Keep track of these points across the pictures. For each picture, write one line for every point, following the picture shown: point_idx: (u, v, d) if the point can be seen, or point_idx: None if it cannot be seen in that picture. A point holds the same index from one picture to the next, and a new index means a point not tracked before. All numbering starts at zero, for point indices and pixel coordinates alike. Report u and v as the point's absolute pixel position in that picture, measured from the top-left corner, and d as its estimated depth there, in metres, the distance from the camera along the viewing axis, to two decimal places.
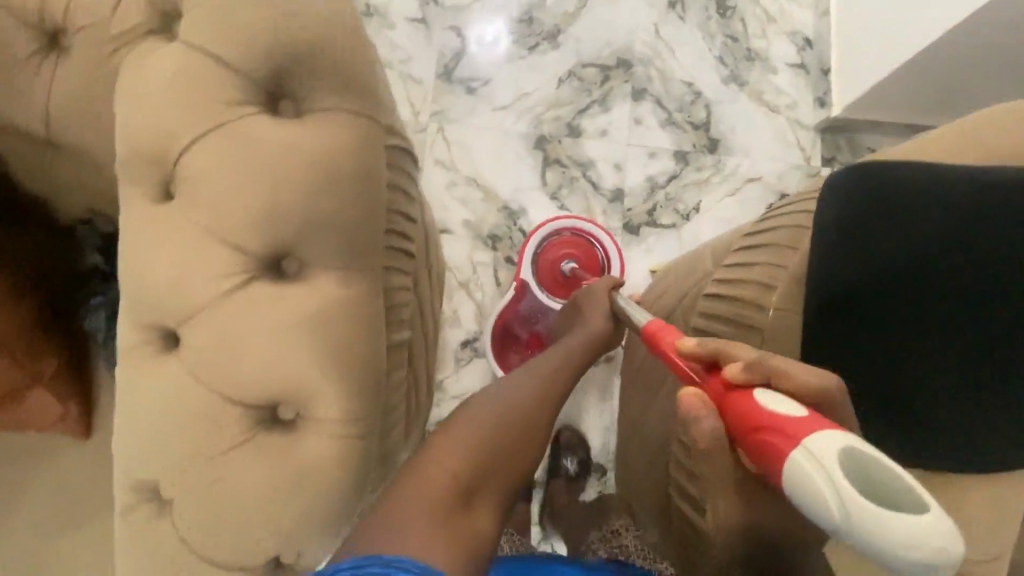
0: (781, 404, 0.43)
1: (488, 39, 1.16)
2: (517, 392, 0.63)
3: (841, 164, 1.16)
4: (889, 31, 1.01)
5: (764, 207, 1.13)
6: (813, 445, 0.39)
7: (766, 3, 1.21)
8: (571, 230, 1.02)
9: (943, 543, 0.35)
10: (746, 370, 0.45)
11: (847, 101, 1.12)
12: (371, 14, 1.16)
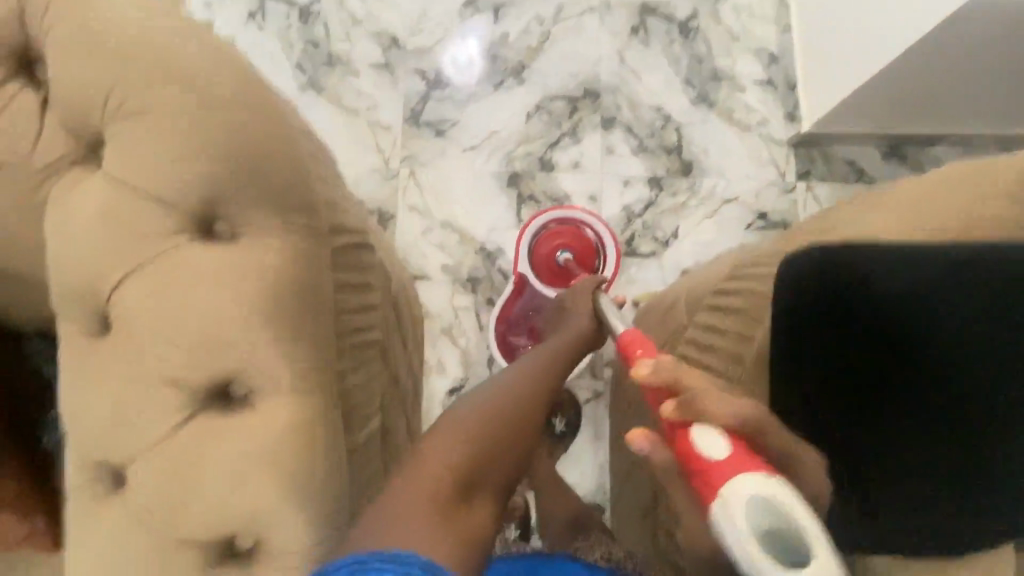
0: (712, 446, 0.43)
1: (463, 60, 1.17)
2: (509, 386, 0.59)
3: (816, 178, 1.15)
4: (851, 49, 1.01)
5: (743, 228, 1.13)
6: (727, 493, 0.40)
7: (728, 23, 1.21)
8: (558, 222, 1.00)
9: None
10: (679, 409, 0.45)
11: (815, 116, 1.11)
12: (334, 64, 1.15)
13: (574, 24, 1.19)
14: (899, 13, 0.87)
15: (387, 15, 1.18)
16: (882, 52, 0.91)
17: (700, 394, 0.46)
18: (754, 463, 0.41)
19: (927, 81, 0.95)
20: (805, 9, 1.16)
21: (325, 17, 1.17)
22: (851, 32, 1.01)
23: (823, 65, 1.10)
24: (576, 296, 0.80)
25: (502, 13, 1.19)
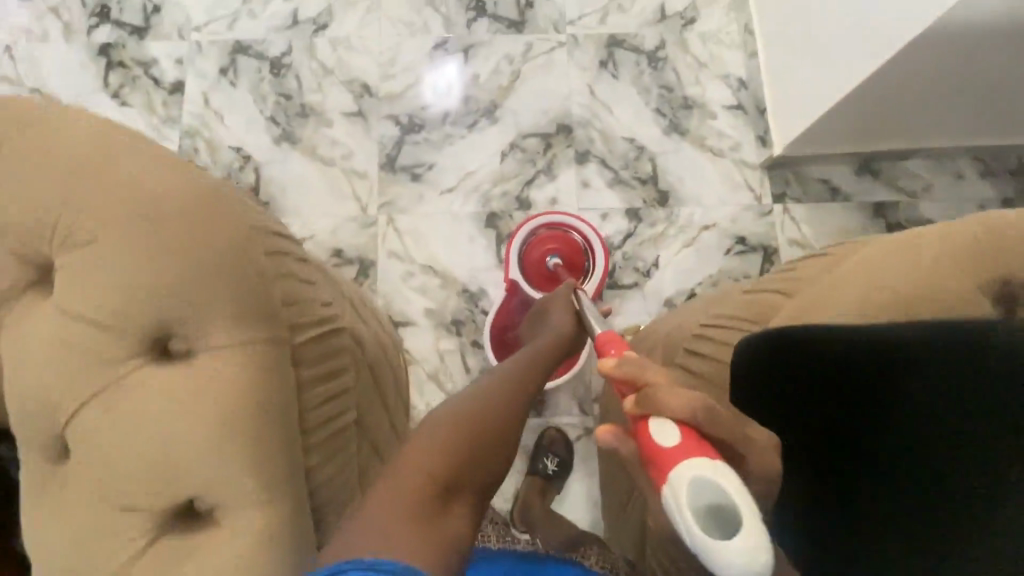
0: (667, 435, 0.45)
1: (442, 87, 1.19)
2: (489, 384, 0.58)
3: (792, 200, 1.16)
4: (812, 77, 1.02)
5: (723, 254, 1.13)
6: (677, 475, 0.42)
7: (694, 52, 1.23)
8: (545, 227, 1.05)
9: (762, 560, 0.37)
10: (639, 404, 0.47)
11: (783, 142, 1.13)
12: (308, 115, 1.16)
13: (543, 61, 1.21)
14: (858, 42, 0.87)
15: (358, 63, 1.19)
16: (845, 79, 0.92)
17: (659, 390, 0.47)
18: (704, 449, 0.44)
19: (890, 106, 0.96)
20: (769, 37, 1.18)
21: (297, 69, 1.19)
22: (814, 59, 1.01)
23: (788, 93, 1.11)
24: (555, 299, 0.83)
25: (471, 55, 1.21)
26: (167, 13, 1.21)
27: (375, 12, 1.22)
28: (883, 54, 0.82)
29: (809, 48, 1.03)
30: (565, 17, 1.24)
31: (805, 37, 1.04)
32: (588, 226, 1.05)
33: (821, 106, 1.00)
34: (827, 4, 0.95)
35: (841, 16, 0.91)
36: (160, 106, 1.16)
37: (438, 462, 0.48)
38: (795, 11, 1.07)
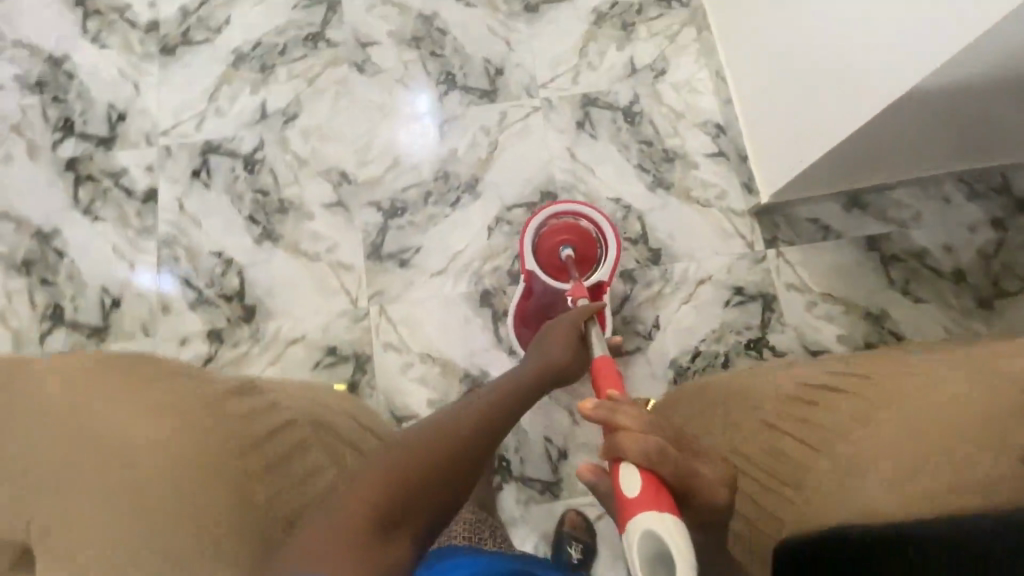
0: (630, 482, 0.53)
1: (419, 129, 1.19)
2: (466, 406, 0.62)
3: (785, 243, 1.15)
4: (790, 128, 1.01)
5: (722, 306, 1.12)
6: (633, 521, 0.49)
7: (669, 103, 1.22)
8: (557, 216, 1.01)
9: None
10: (607, 451, 0.56)
11: (766, 192, 1.12)
12: (287, 210, 1.14)
13: (519, 128, 1.20)
14: (840, 92, 0.85)
15: (334, 152, 1.18)
16: (841, 121, 0.85)
17: (620, 436, 0.55)
18: (658, 497, 0.51)
19: (874, 154, 0.95)
20: (740, 80, 1.16)
21: (271, 163, 1.17)
22: (799, 100, 0.96)
23: (764, 141, 1.11)
24: (556, 325, 0.84)
25: (446, 130, 1.19)
26: (133, 120, 1.19)
27: (345, 97, 1.21)
28: (884, 96, 0.76)
29: (783, 98, 1.01)
30: (536, 81, 1.23)
31: (784, 79, 1.00)
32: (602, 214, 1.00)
33: (813, 148, 0.94)
34: (800, 57, 0.93)
35: (827, 56, 0.86)
36: (134, 216, 1.13)
37: (395, 495, 0.49)
38: (767, 54, 1.04)
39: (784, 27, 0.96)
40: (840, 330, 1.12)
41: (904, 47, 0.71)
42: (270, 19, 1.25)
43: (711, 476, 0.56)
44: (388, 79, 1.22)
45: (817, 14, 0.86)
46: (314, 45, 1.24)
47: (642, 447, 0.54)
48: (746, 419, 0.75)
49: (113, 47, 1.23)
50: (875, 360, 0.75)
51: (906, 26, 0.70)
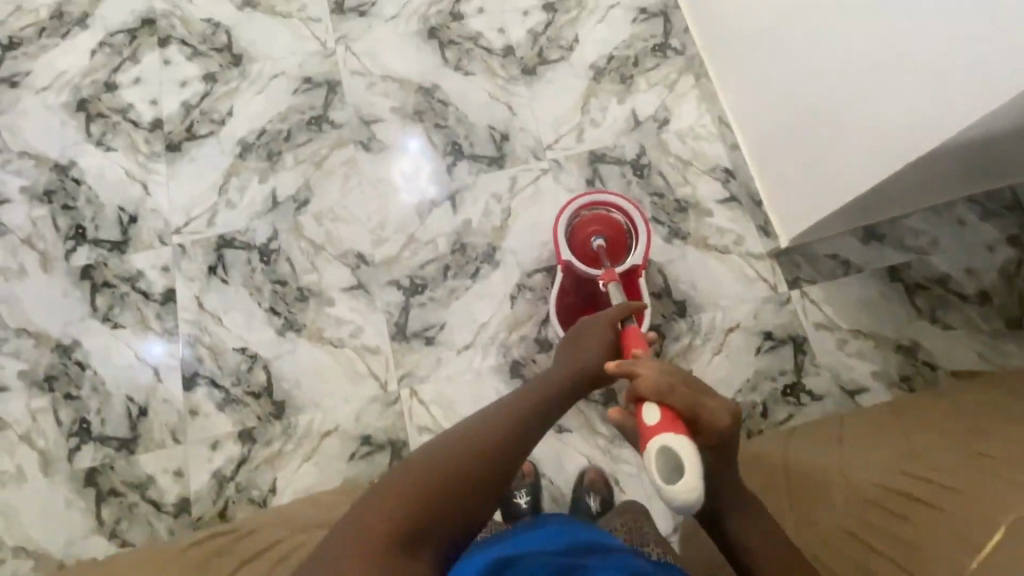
0: (649, 413, 0.66)
1: (422, 195, 1.20)
2: (473, 417, 0.69)
3: (807, 282, 1.15)
4: (801, 173, 1.01)
5: (753, 354, 1.11)
6: (651, 443, 0.63)
7: (675, 152, 1.23)
8: (587, 208, 1.09)
9: (692, 491, 0.58)
10: (628, 393, 0.71)
11: (788, 235, 1.11)
12: (308, 298, 1.13)
13: (530, 192, 1.20)
14: (850, 137, 0.85)
15: (348, 234, 1.17)
16: (844, 125, 0.86)
17: (637, 380, 0.69)
18: (670, 424, 0.64)
19: (896, 196, 0.93)
20: (743, 110, 1.17)
21: (286, 252, 1.16)
22: (799, 111, 0.97)
23: (776, 185, 1.11)
24: (583, 332, 0.85)
25: (459, 201, 1.20)
26: (145, 220, 1.19)
27: (354, 178, 1.21)
28: (883, 96, 0.76)
29: (789, 145, 1.03)
30: (542, 143, 1.24)
31: (783, 96, 1.01)
32: (628, 204, 1.08)
33: (818, 154, 0.94)
34: (801, 104, 0.95)
35: (823, 64, 0.87)
36: (154, 319, 1.12)
37: (409, 513, 0.57)
38: (764, 76, 1.05)
39: (777, 44, 0.97)
40: (874, 366, 1.11)
41: (903, 50, 0.71)
42: (273, 106, 1.27)
43: (715, 407, 0.68)
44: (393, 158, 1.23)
45: (811, 29, 0.87)
46: (319, 127, 1.25)
47: (655, 386, 0.68)
48: (826, 519, 0.79)
49: (118, 148, 1.24)
50: (928, 434, 0.83)
51: (905, 28, 0.70)
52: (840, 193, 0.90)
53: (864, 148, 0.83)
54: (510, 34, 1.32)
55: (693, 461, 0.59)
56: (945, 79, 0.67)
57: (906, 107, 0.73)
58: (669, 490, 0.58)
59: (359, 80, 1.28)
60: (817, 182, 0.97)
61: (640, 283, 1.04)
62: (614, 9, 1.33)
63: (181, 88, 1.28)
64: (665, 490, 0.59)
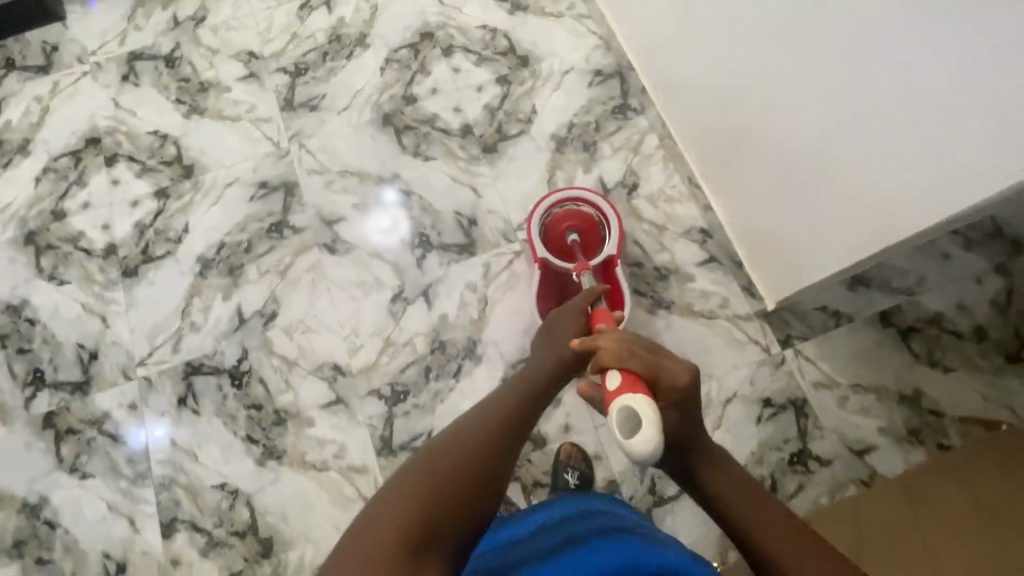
0: (613, 379, 0.70)
1: (393, 294, 1.16)
2: (469, 420, 0.68)
3: (799, 339, 1.12)
4: (783, 221, 0.95)
5: (754, 424, 1.07)
6: (615, 404, 0.66)
7: (648, 217, 1.20)
8: (558, 206, 1.14)
9: (650, 437, 0.61)
10: (594, 366, 0.74)
11: (778, 289, 1.05)
12: (285, 421, 1.08)
13: (505, 277, 1.16)
14: (836, 181, 0.79)
15: (321, 345, 1.12)
16: (823, 142, 0.79)
17: (601, 354, 0.73)
18: (632, 385, 0.67)
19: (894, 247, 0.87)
20: (705, 149, 1.13)
21: (258, 372, 1.11)
22: (767, 127, 0.90)
23: (754, 237, 1.06)
24: (562, 322, 0.92)
25: (433, 296, 1.15)
26: (106, 355, 1.13)
27: (322, 284, 1.17)
28: (868, 114, 0.69)
29: (765, 191, 0.97)
30: (512, 224, 1.20)
31: (747, 114, 0.93)
32: (599, 197, 1.13)
33: (794, 171, 0.88)
34: (773, 148, 0.90)
35: (794, 77, 0.80)
36: (124, 465, 1.06)
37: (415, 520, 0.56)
38: (723, 94, 0.98)
39: (739, 59, 0.90)
40: (879, 421, 1.07)
41: (890, 66, 0.64)
42: (230, 217, 1.22)
43: (674, 365, 0.72)
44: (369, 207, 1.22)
45: (780, 40, 0.79)
46: (280, 234, 1.20)
47: (617, 354, 0.71)
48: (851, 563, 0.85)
49: (72, 280, 1.18)
50: (916, 483, 0.94)
51: (892, 40, 0.63)
52: (821, 212, 0.85)
53: (853, 190, 0.77)
54: (466, 112, 1.29)
55: (650, 412, 0.62)
56: (945, 100, 0.59)
57: (897, 126, 0.66)
58: (631, 442, 0.61)
59: (317, 178, 1.24)
60: (791, 202, 0.91)
61: (617, 264, 1.09)
62: (569, 75, 1.31)
63: (132, 207, 1.24)
64: (629, 444, 0.62)
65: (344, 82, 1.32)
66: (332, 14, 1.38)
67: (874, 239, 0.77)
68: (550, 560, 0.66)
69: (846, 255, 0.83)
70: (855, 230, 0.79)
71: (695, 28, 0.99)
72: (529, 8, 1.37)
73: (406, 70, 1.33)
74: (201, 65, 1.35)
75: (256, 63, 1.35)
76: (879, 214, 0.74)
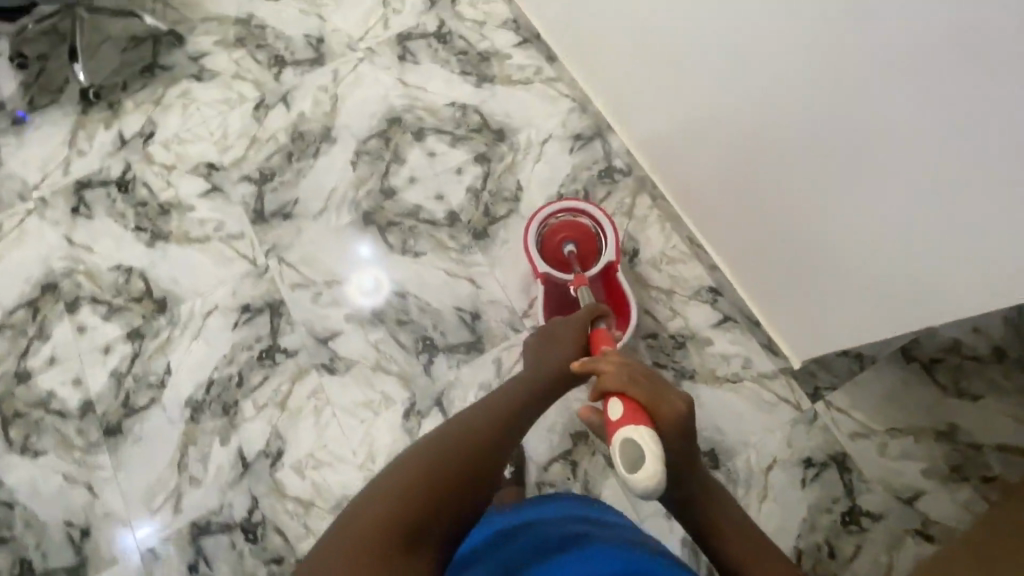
0: (613, 409, 0.65)
1: (405, 408, 1.09)
2: (465, 416, 0.69)
3: (827, 390, 1.09)
4: (776, 235, 0.91)
5: (799, 489, 1.04)
6: (614, 440, 0.62)
7: (655, 284, 1.17)
8: (556, 216, 1.13)
9: (651, 476, 0.56)
10: (592, 391, 0.70)
11: (773, 308, 1.02)
12: None
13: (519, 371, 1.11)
14: (834, 190, 0.75)
15: (338, 479, 1.05)
16: (819, 154, 0.74)
17: (599, 379, 0.68)
18: (632, 418, 0.62)
19: None
20: (679, 170, 1.09)
21: (273, 521, 1.03)
22: (753, 136, 0.84)
23: (744, 254, 1.04)
24: (561, 332, 0.88)
25: (447, 404, 1.09)
26: (101, 530, 1.03)
27: (327, 410, 1.09)
28: (871, 134, 0.66)
29: (753, 204, 0.93)
30: (517, 311, 1.15)
31: (729, 124, 0.87)
32: (595, 206, 1.12)
33: (783, 183, 0.84)
34: (759, 159, 0.86)
35: (788, 85, 0.73)
36: None
37: (406, 510, 0.57)
38: (699, 104, 0.92)
39: (722, 65, 0.82)
40: (921, 464, 1.05)
41: (906, 88, 0.59)
42: (214, 350, 1.13)
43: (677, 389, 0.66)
44: (349, 265, 1.19)
45: (775, 46, 0.72)
46: (272, 361, 1.12)
47: (616, 380, 0.67)
48: None
49: (49, 449, 1.08)
50: (980, 530, 0.94)
51: (910, 59, 0.57)
52: (812, 223, 0.82)
53: (855, 199, 0.73)
54: (450, 198, 1.23)
55: (649, 450, 0.58)
56: (961, 132, 0.56)
57: (905, 153, 0.63)
58: (631, 482, 0.57)
59: (304, 293, 1.17)
60: (777, 212, 0.88)
61: (616, 273, 1.09)
62: (548, 143, 1.27)
63: (104, 354, 1.14)
64: (630, 480, 0.58)
65: (315, 183, 1.25)
66: (291, 110, 1.31)
67: (876, 249, 0.73)
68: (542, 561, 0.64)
69: (849, 265, 0.80)
70: (855, 239, 0.76)
71: (668, 34, 0.90)
72: (495, 78, 1.32)
73: (379, 161, 1.26)
74: (157, 185, 1.26)
75: (217, 174, 1.27)
76: (873, 234, 0.73)
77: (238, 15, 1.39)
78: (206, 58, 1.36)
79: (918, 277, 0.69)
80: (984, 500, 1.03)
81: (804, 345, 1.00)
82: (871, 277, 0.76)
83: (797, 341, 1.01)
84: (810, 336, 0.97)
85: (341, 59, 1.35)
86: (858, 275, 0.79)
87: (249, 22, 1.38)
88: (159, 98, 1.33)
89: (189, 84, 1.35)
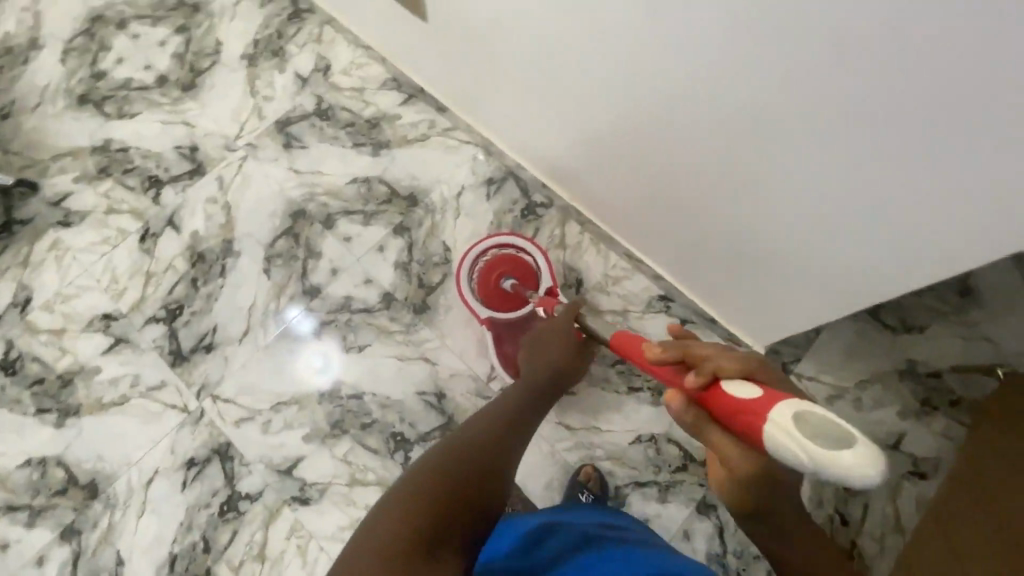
0: (744, 390, 0.47)
1: None
2: (469, 425, 0.71)
3: (794, 364, 1.12)
4: (748, 238, 0.81)
5: None
6: (775, 417, 0.43)
7: (607, 308, 1.16)
8: (497, 247, 1.08)
9: (873, 457, 0.38)
10: (699, 375, 0.51)
11: (742, 302, 0.98)
12: None
13: None
14: (812, 195, 0.64)
15: None
16: (791, 158, 0.62)
17: (713, 358, 0.52)
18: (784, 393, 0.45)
19: None
20: (608, 184, 1.00)
21: None
22: (708, 142, 0.70)
23: (701, 258, 0.97)
24: (549, 332, 0.90)
25: None
26: None
27: (312, 546, 1.00)
28: (853, 137, 0.54)
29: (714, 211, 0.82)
30: (480, 377, 1.10)
31: (678, 131, 0.72)
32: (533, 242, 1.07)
33: (750, 187, 0.71)
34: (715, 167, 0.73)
35: (745, 90, 0.58)
36: None
37: (427, 513, 0.56)
38: (635, 116, 0.76)
39: (655, 72, 0.66)
40: (895, 407, 1.10)
41: (897, 94, 0.47)
42: (167, 521, 1.02)
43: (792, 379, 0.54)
44: (288, 367, 1.11)
45: (724, 45, 0.56)
46: (236, 512, 1.02)
47: (734, 362, 0.51)
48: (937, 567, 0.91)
49: None
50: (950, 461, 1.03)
51: (906, 61, 0.44)
52: (786, 224, 0.72)
53: (837, 202, 0.62)
54: (379, 279, 1.17)
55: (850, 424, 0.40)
56: (968, 149, 0.46)
57: (899, 160, 0.52)
58: (841, 460, 0.38)
59: (251, 427, 1.07)
60: (747, 217, 0.77)
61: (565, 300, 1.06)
62: (463, 196, 1.23)
63: (41, 566, 1.01)
64: (833, 461, 0.38)
65: (230, 303, 1.15)
66: (182, 232, 1.20)
67: (867, 247, 0.65)
68: (582, 552, 0.71)
69: (837, 261, 0.71)
70: (840, 238, 0.67)
71: (577, 44, 0.72)
72: (391, 142, 1.26)
73: (293, 261, 1.18)
74: (50, 355, 1.12)
75: (117, 324, 1.14)
76: (858, 235, 0.65)
77: (93, 143, 1.26)
78: (69, 200, 1.22)
79: (918, 272, 0.63)
80: (958, 423, 1.08)
81: (777, 330, 0.98)
82: (865, 272, 0.69)
83: (759, 327, 1.01)
84: (792, 322, 0.92)
85: (222, 163, 1.25)
86: (848, 270, 0.72)
87: (108, 147, 1.26)
88: (26, 258, 1.19)
89: (56, 233, 1.20)
